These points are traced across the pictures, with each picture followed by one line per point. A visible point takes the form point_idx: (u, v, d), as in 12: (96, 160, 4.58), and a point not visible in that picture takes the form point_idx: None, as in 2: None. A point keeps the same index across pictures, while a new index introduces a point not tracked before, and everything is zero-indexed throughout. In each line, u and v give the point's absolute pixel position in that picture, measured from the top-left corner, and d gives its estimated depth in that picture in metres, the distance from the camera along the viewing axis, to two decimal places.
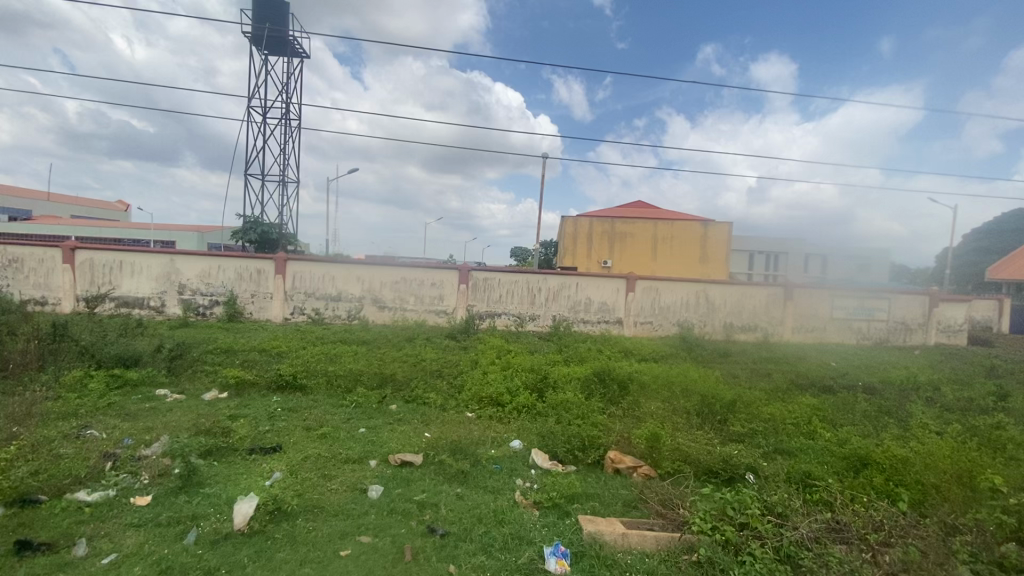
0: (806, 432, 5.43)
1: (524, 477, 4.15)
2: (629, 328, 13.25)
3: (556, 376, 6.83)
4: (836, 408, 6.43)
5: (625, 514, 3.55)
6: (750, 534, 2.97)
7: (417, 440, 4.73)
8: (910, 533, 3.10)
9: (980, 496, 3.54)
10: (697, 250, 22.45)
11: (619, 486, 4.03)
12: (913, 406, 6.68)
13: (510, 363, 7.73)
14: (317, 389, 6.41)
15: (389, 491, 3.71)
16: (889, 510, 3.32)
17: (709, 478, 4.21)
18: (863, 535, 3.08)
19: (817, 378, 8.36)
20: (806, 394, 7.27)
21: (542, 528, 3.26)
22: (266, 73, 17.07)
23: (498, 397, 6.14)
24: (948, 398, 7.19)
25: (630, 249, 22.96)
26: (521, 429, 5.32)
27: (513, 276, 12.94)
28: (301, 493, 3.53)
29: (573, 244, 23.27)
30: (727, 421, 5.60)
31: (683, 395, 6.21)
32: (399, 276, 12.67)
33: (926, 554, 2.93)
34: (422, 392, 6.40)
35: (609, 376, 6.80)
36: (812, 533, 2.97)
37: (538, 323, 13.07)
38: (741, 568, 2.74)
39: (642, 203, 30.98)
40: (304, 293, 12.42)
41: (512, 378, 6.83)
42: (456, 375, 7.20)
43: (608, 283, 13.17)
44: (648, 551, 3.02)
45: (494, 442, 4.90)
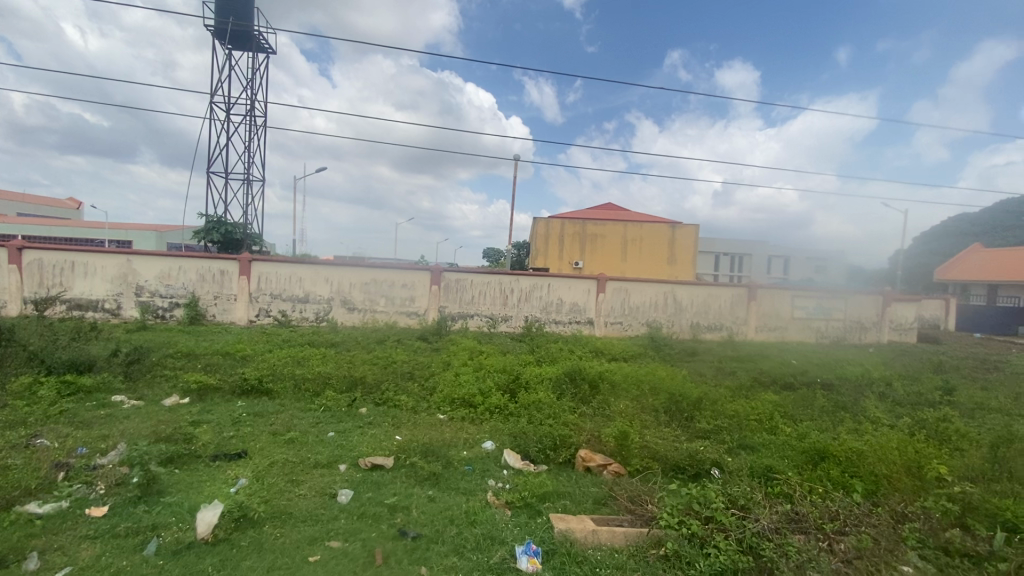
0: (768, 427, 5.64)
1: (496, 478, 4.16)
2: (600, 328, 13.43)
3: (528, 376, 6.88)
4: (796, 404, 6.69)
5: (595, 512, 3.60)
6: (715, 527, 3.06)
7: (388, 443, 4.69)
8: (864, 522, 3.27)
9: (927, 485, 3.76)
10: (665, 251, 22.96)
11: (589, 484, 4.09)
12: (867, 401, 7.02)
13: (482, 364, 7.73)
14: (284, 394, 6.27)
15: (359, 496, 3.67)
16: (845, 500, 3.48)
17: (676, 474, 4.32)
18: (820, 524, 3.22)
19: (778, 375, 8.68)
20: (768, 391, 7.54)
21: (514, 527, 3.28)
22: (230, 68, 16.56)
23: (471, 398, 6.14)
24: (900, 393, 7.58)
25: (600, 250, 23.26)
26: (494, 430, 5.34)
27: (485, 276, 12.94)
28: (268, 500, 3.46)
29: (544, 244, 23.39)
30: (694, 418, 5.76)
31: (651, 393, 6.35)
32: (369, 278, 12.49)
33: (878, 541, 3.09)
34: (393, 394, 6.34)
35: (580, 375, 6.88)
36: (772, 524, 3.09)
37: (511, 324, 13.11)
38: (707, 560, 2.83)
39: (612, 205, 31.45)
40: (270, 295, 12.11)
41: (484, 380, 6.84)
42: (427, 377, 7.16)
43: (579, 284, 13.31)
44: (617, 546, 3.09)
45: (467, 444, 4.90)
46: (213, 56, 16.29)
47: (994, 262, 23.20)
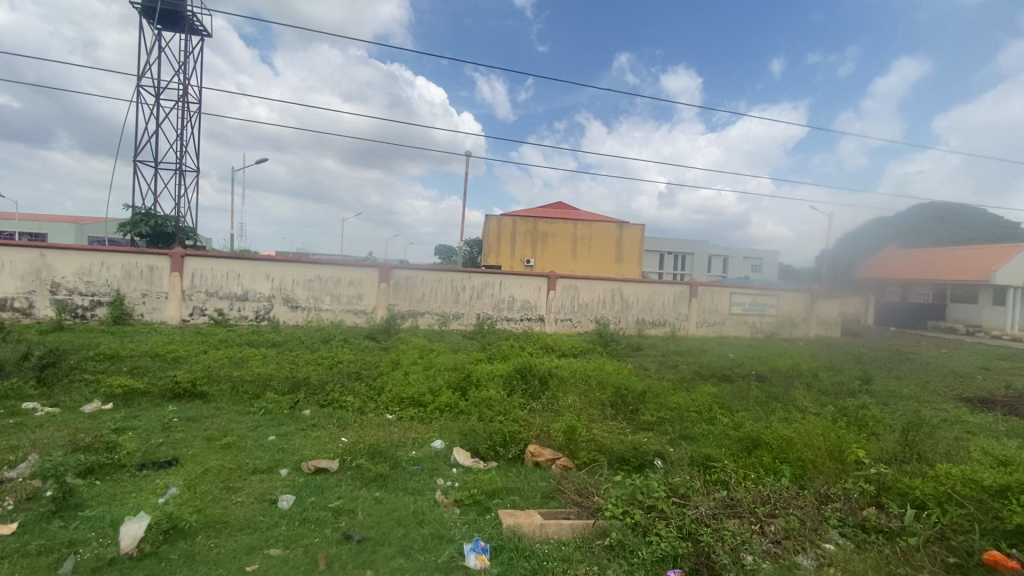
0: (707, 418, 5.92)
1: (446, 477, 4.13)
2: (550, 325, 13.60)
3: (478, 374, 6.86)
4: (734, 396, 7.05)
5: (543, 505, 3.65)
6: (656, 515, 3.19)
7: (332, 445, 4.55)
8: (792, 504, 3.49)
9: (847, 467, 4.08)
10: (613, 250, 23.57)
11: (538, 479, 4.13)
12: (796, 392, 7.51)
13: (432, 362, 7.63)
14: (220, 397, 5.94)
15: (301, 500, 3.54)
16: (775, 485, 3.70)
17: (621, 465, 4.46)
18: (753, 508, 3.41)
19: (716, 368, 9.11)
20: (707, 383, 7.91)
21: (462, 525, 3.28)
22: (159, 49, 15.47)
23: (420, 397, 6.05)
24: (824, 383, 8.17)
25: (551, 248, 23.55)
26: (443, 429, 5.28)
27: (436, 274, 12.79)
28: (201, 509, 3.27)
29: (496, 242, 23.40)
30: (639, 411, 5.95)
31: (598, 387, 6.51)
32: (313, 274, 12.06)
33: (803, 522, 3.32)
34: (338, 395, 6.16)
35: (530, 371, 6.94)
36: (710, 511, 3.24)
37: (461, 321, 13.02)
38: (649, 547, 2.94)
39: (561, 204, 31.92)
40: (205, 292, 11.44)
41: (435, 378, 6.76)
42: (375, 377, 6.99)
43: (530, 282, 13.41)
44: (564, 539, 3.15)
45: (415, 443, 4.83)
46: (141, 37, 15.18)
47: (907, 262, 25.36)
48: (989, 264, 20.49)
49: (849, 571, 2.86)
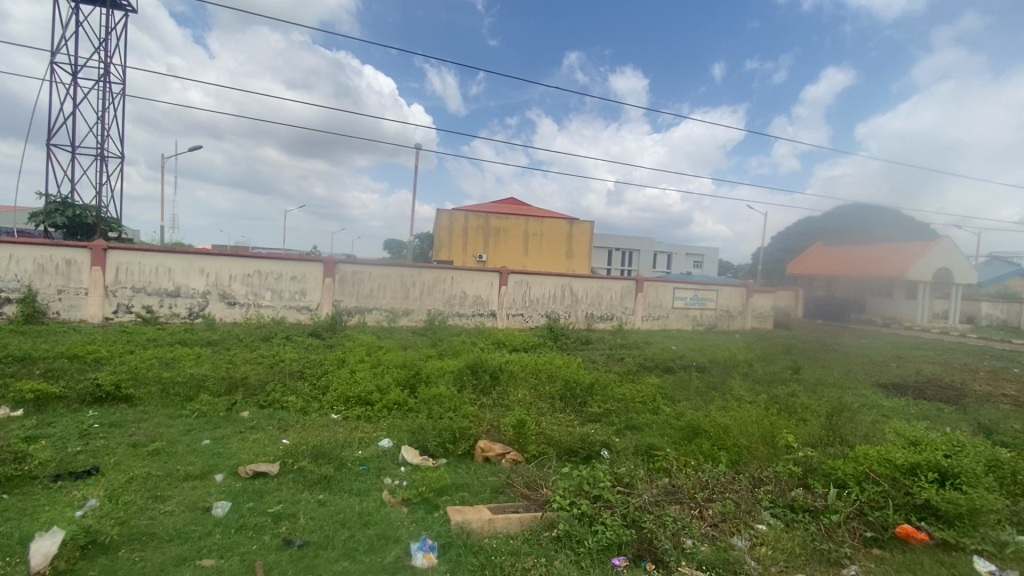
0: (651, 408, 6.13)
1: (393, 476, 4.05)
2: (502, 320, 13.62)
3: (428, 371, 6.77)
4: (676, 387, 7.33)
5: (492, 500, 3.65)
6: (602, 505, 3.26)
7: (272, 448, 4.35)
8: (728, 488, 3.67)
9: (778, 451, 4.34)
10: (563, 246, 23.95)
11: (488, 474, 4.14)
12: (732, 381, 7.92)
13: (381, 360, 7.46)
14: (148, 400, 5.55)
15: (238, 507, 3.37)
16: (713, 471, 3.89)
17: (569, 457, 4.54)
18: (692, 494, 3.56)
19: (660, 360, 9.45)
20: (652, 375, 8.19)
21: (409, 524, 3.23)
22: (77, 23, 14.18)
23: (368, 395, 5.90)
24: (758, 372, 8.66)
25: (502, 244, 23.56)
26: (391, 427, 5.18)
27: (385, 269, 12.51)
28: (124, 521, 3.04)
29: (447, 237, 23.14)
30: (587, 403, 6.07)
31: (548, 380, 6.59)
32: (252, 269, 11.48)
33: (738, 505, 3.51)
34: (280, 395, 5.90)
35: (481, 367, 6.93)
36: (653, 498, 3.35)
37: (411, 317, 12.81)
38: (595, 536, 3.00)
39: (513, 200, 32.02)
40: (132, 288, 10.64)
41: (383, 376, 6.61)
42: (319, 376, 6.75)
43: (482, 277, 13.38)
44: (513, 532, 3.17)
45: (362, 443, 4.71)
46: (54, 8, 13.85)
47: (833, 259, 27.21)
48: (902, 261, 22.29)
49: (779, 550, 3.06)
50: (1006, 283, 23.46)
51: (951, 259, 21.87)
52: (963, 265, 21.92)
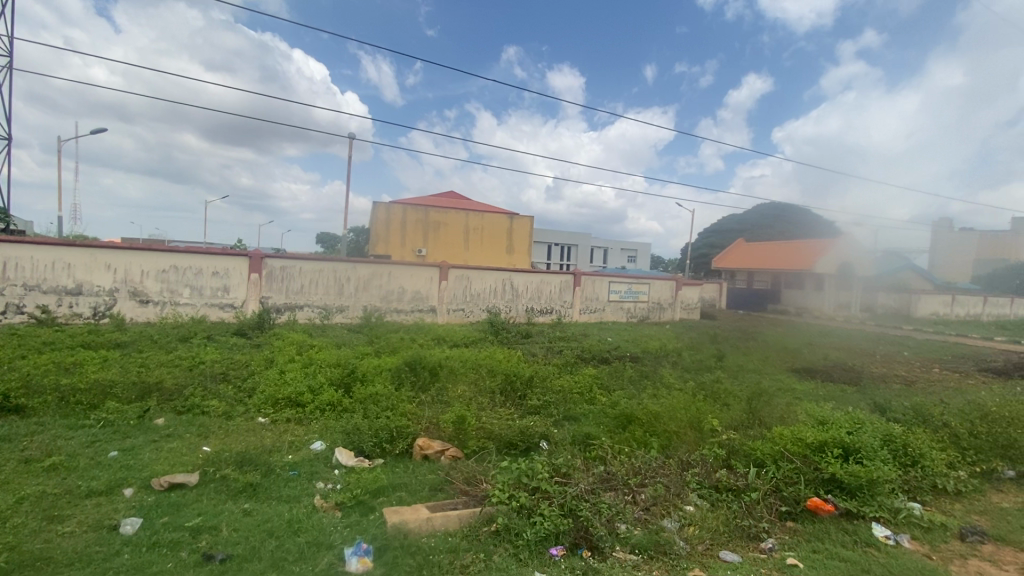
0: (588, 398, 6.30)
1: (326, 480, 3.89)
2: (442, 316, 13.45)
3: (364, 369, 6.55)
4: (611, 377, 7.56)
5: (431, 498, 3.60)
6: (540, 496, 3.30)
7: (191, 457, 4.05)
8: (658, 473, 3.84)
9: (704, 435, 4.59)
10: (503, 240, 24.09)
11: (427, 472, 4.08)
12: (663, 370, 8.30)
13: (312, 359, 7.13)
14: (42, 410, 4.97)
15: (151, 522, 3.10)
16: (646, 457, 4.05)
17: (509, 450, 4.56)
18: (626, 480, 3.68)
19: (597, 351, 9.73)
20: (588, 366, 8.40)
21: (343, 529, 3.11)
22: None
23: (298, 396, 5.63)
24: (686, 361, 9.14)
25: (442, 238, 23.25)
26: (324, 429, 4.98)
27: (317, 264, 11.98)
28: (13, 546, 2.71)
29: (383, 231, 22.46)
30: (526, 396, 6.12)
31: (488, 375, 6.59)
32: (168, 265, 10.62)
33: (668, 488, 3.68)
34: (200, 400, 5.50)
35: (420, 363, 6.81)
36: (588, 487, 3.43)
37: (346, 314, 12.36)
38: (533, 528, 3.03)
39: (452, 194, 31.69)
40: (23, 286, 9.52)
41: (315, 376, 6.32)
42: (245, 378, 6.36)
43: (421, 272, 13.13)
44: (451, 530, 3.14)
45: (292, 447, 4.49)
46: None
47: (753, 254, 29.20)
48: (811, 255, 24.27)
49: (705, 529, 3.25)
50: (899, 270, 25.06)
51: None
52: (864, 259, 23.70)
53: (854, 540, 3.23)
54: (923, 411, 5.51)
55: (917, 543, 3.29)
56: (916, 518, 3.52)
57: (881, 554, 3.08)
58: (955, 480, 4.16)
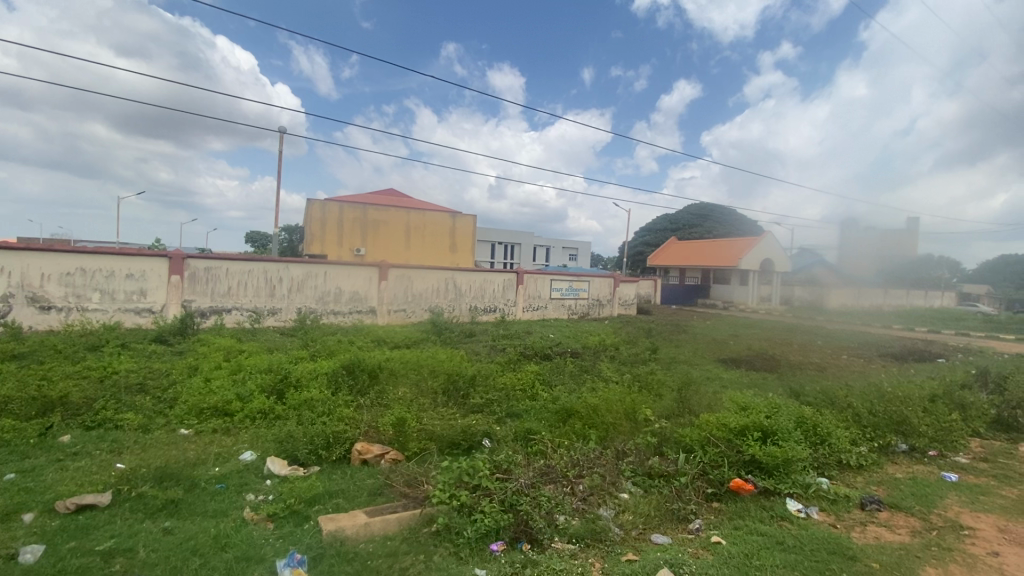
0: (530, 394, 6.41)
1: (257, 491, 3.72)
2: (383, 317, 13.15)
3: (299, 374, 6.29)
4: (553, 373, 7.72)
5: (370, 503, 3.53)
6: (481, 493, 3.32)
7: (103, 475, 3.73)
8: (595, 463, 3.98)
9: (639, 424, 4.80)
10: (446, 239, 23.91)
11: (365, 477, 3.99)
12: (602, 364, 8.57)
13: (241, 365, 6.76)
14: None
15: (55, 549, 2.83)
16: (584, 449, 4.18)
17: (451, 450, 4.55)
18: (564, 472, 3.78)
19: (539, 348, 9.89)
20: (531, 363, 8.53)
21: (275, 541, 2.99)
22: None
23: (225, 405, 5.33)
24: (623, 355, 9.49)
25: (381, 237, 22.70)
26: (255, 438, 4.74)
27: (245, 265, 11.36)
28: None
29: (318, 229, 21.59)
30: (469, 395, 6.13)
31: (430, 375, 6.53)
32: (73, 266, 9.70)
33: (604, 477, 3.83)
34: (114, 413, 5.07)
35: (358, 366, 6.63)
36: (528, 481, 3.49)
37: (279, 317, 11.81)
38: (474, 526, 3.04)
39: (392, 192, 31.02)
40: None
41: (244, 383, 5.99)
42: (165, 387, 5.93)
43: (359, 272, 12.77)
44: (390, 534, 3.10)
45: (219, 459, 4.25)
46: None
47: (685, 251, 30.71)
48: (736, 253, 25.90)
49: (638, 514, 3.41)
50: None
51: (772, 250, 25.92)
52: (779, 255, 26.15)
53: (771, 516, 3.50)
54: (831, 394, 6.06)
55: (824, 514, 3.62)
56: (824, 492, 3.87)
57: (793, 526, 3.36)
58: (857, 455, 4.61)
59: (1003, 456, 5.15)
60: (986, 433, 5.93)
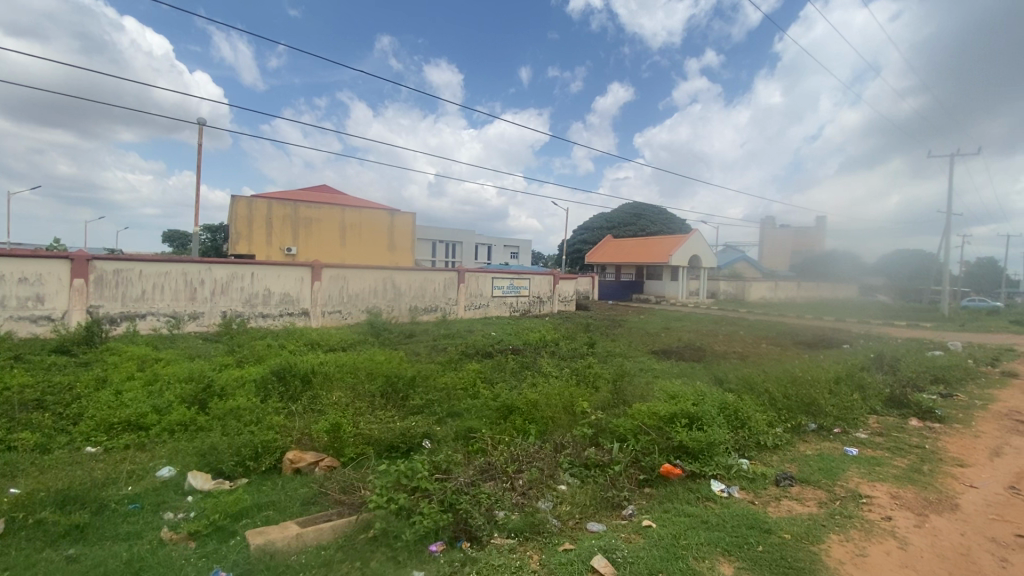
0: (471, 393, 6.40)
1: (176, 509, 3.48)
2: (316, 319, 12.63)
3: (224, 382, 5.93)
4: (494, 371, 7.75)
5: (303, 513, 3.41)
6: (420, 495, 3.28)
7: None
8: (534, 458, 4.05)
9: (577, 417, 4.93)
10: (383, 238, 23.35)
11: (298, 487, 3.83)
12: (542, 360, 8.71)
13: (158, 375, 6.26)
14: None
15: None
16: (523, 444, 4.24)
17: (390, 454, 4.46)
18: (504, 468, 3.82)
19: (480, 347, 9.89)
20: (472, 361, 8.52)
21: (196, 560, 2.81)
22: None
23: (140, 419, 4.93)
24: (563, 350, 9.71)
25: (315, 235, 21.77)
26: (174, 453, 4.42)
27: (161, 266, 10.55)
28: None
29: (245, 227, 20.37)
30: (408, 397, 6.03)
31: (367, 378, 6.36)
32: None
33: (543, 471, 3.91)
34: (4, 433, 4.53)
35: (289, 371, 6.35)
36: (468, 479, 3.50)
37: (201, 321, 11.03)
38: (413, 528, 3.00)
39: (325, 188, 29.85)
40: None
41: (162, 395, 5.56)
42: (68, 403, 5.39)
43: (290, 273, 12.19)
44: (324, 543, 3.01)
45: (132, 477, 3.94)
46: None
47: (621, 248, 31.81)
48: (667, 249, 27.12)
49: (575, 505, 3.51)
50: (736, 266, 29.38)
51: (701, 247, 27.33)
52: (708, 252, 27.63)
53: (697, 497, 3.72)
54: (750, 381, 6.52)
55: (744, 492, 3.90)
56: (744, 472, 4.17)
57: (717, 506, 3.59)
58: (773, 436, 4.99)
59: (895, 430, 5.77)
60: (882, 410, 6.61)
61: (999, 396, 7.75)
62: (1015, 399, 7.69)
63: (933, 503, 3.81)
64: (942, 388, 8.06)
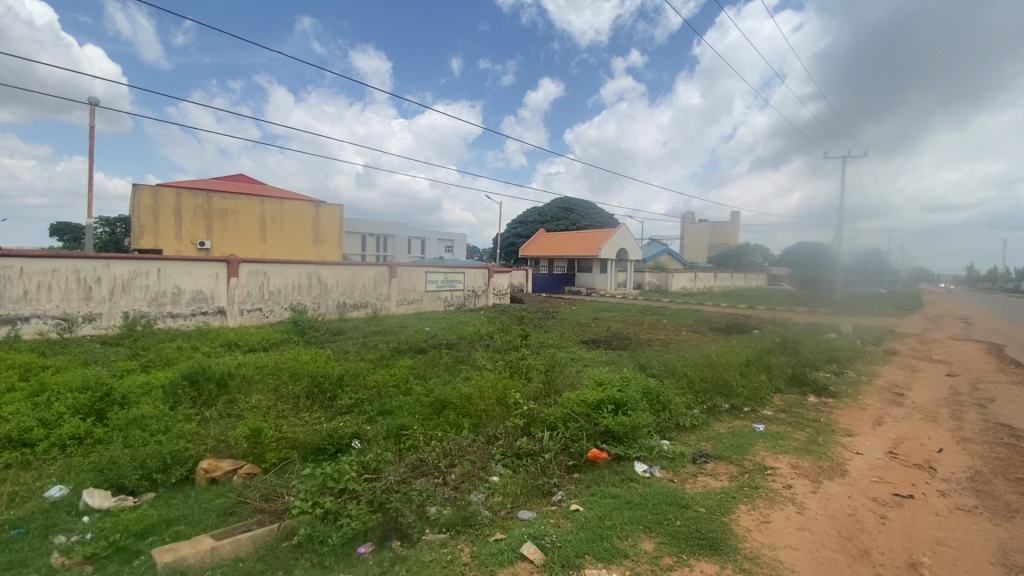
0: (403, 390, 6.28)
1: (70, 530, 3.15)
2: (234, 318, 11.83)
3: (126, 389, 5.42)
4: (427, 366, 7.65)
5: (219, 525, 3.21)
6: (348, 497, 3.19)
7: None
8: (466, 451, 4.07)
9: (509, 409, 4.98)
10: (308, 231, 22.25)
11: (214, 497, 3.61)
12: (476, 354, 8.73)
13: (46, 384, 5.60)
14: None
15: None
16: (456, 438, 4.23)
17: (316, 456, 4.30)
18: (436, 464, 3.80)
19: (414, 342, 9.75)
20: (405, 358, 8.38)
21: None
22: None
23: (23, 434, 4.39)
24: (497, 343, 9.79)
25: (231, 228, 20.33)
26: (66, 470, 3.99)
27: (49, 262, 9.43)
28: None
29: (149, 219, 18.62)
30: (336, 396, 5.81)
31: (291, 379, 6.05)
32: None
33: (474, 464, 3.92)
34: None
35: (203, 375, 5.90)
36: (399, 477, 3.45)
37: (99, 323, 9.97)
38: (340, 531, 2.91)
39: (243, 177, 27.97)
40: None
41: (49, 406, 4.98)
42: None
43: (203, 269, 11.32)
44: (243, 555, 2.86)
45: (14, 500, 3.51)
46: None
47: None
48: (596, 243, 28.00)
49: (506, 494, 3.56)
50: (659, 258, 30.96)
51: (627, 241, 28.54)
52: (634, 245, 28.90)
53: (622, 479, 3.91)
54: (672, 367, 6.90)
55: (665, 471, 4.14)
56: (665, 452, 4.43)
57: (640, 486, 3.80)
58: (691, 418, 5.34)
59: (796, 406, 6.37)
60: (785, 389, 7.27)
61: (880, 373, 8.78)
62: (893, 374, 8.74)
63: (826, 470, 4.26)
64: (836, 367, 8.99)
